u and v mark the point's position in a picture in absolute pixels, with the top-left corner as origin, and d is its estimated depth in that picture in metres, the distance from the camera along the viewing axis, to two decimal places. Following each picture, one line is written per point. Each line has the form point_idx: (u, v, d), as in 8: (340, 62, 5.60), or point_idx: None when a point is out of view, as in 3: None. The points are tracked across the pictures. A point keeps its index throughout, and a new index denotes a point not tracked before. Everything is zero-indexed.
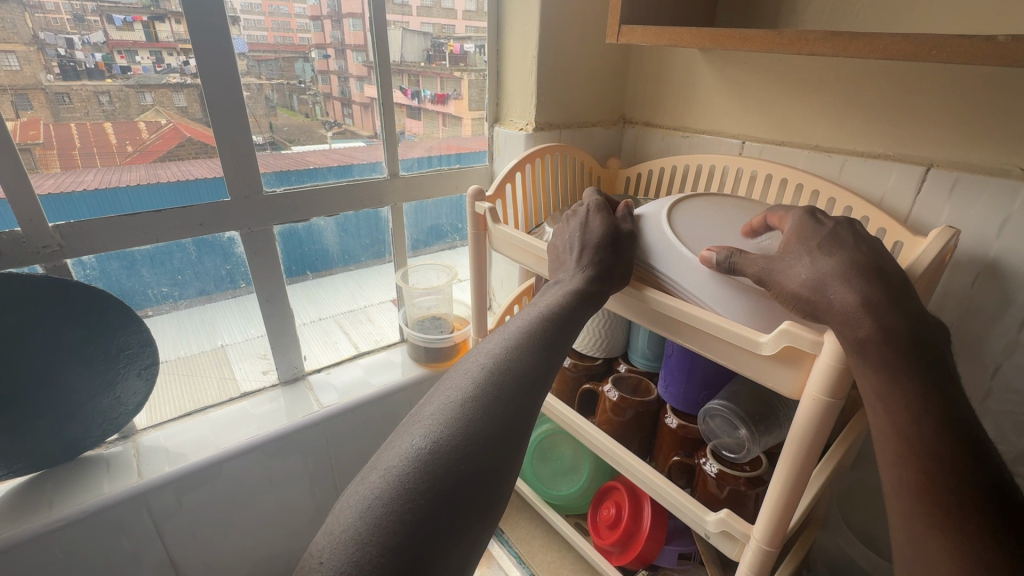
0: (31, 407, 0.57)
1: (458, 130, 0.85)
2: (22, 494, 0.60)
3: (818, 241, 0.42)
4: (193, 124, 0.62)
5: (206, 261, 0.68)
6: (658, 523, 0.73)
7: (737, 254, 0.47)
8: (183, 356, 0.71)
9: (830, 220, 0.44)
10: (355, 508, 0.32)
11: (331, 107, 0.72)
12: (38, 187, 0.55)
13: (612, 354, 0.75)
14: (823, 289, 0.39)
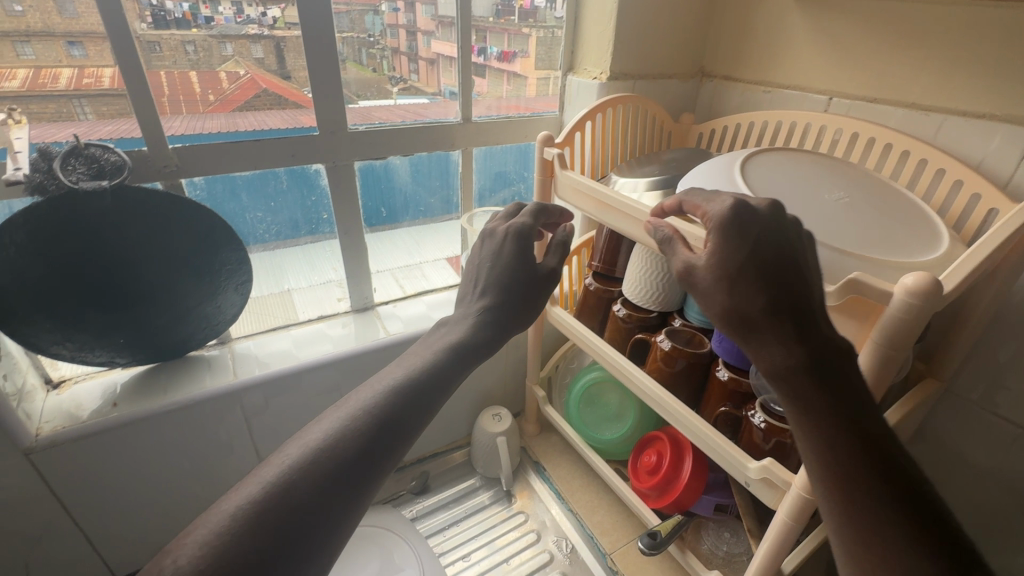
0: (152, 306, 0.66)
1: (523, 89, 0.86)
2: (143, 380, 0.71)
3: (725, 240, 0.39)
4: (269, 75, 0.67)
5: (295, 189, 0.74)
6: (697, 474, 0.75)
7: (678, 238, 0.48)
8: (257, 296, 0.80)
9: (756, 208, 0.40)
10: (206, 534, 0.30)
11: (398, 62, 0.75)
12: (167, 128, 0.63)
13: (667, 308, 0.76)
14: (730, 318, 0.39)
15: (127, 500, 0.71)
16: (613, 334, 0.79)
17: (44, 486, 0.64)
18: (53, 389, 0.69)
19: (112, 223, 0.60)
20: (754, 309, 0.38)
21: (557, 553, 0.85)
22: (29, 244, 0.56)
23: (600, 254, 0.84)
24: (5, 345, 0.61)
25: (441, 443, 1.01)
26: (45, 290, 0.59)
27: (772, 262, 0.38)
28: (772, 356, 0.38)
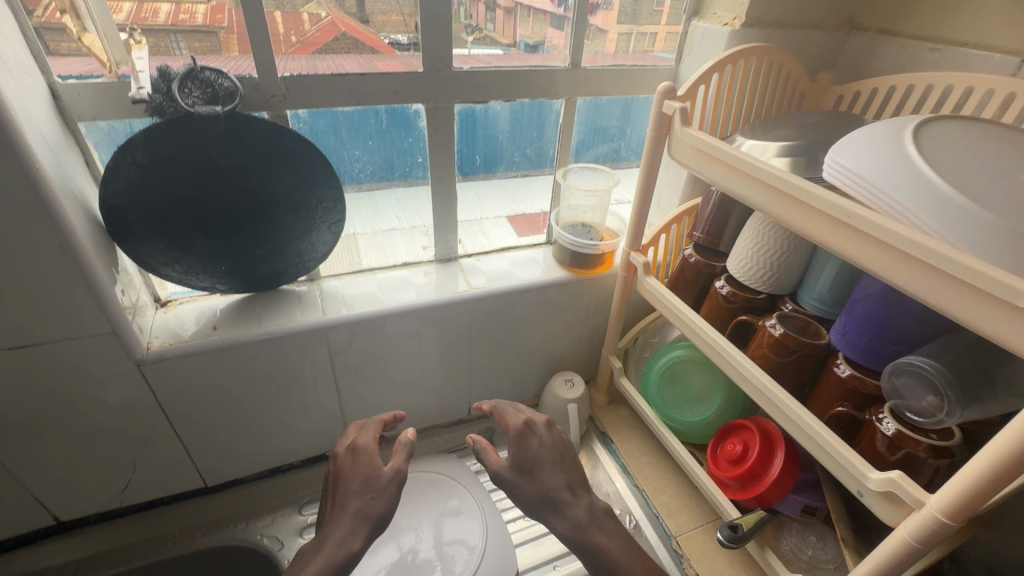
0: (252, 238, 0.67)
1: (601, 46, 0.77)
2: (241, 307, 0.74)
3: (553, 462, 0.62)
4: (349, 19, 0.63)
5: (393, 130, 0.72)
6: (787, 471, 0.70)
7: (483, 447, 0.63)
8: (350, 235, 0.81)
9: (538, 429, 0.65)
10: None
11: (475, 10, 0.68)
12: (281, 68, 0.62)
13: (778, 291, 0.70)
14: (582, 526, 0.57)
15: (221, 419, 0.75)
16: (713, 312, 0.73)
17: (151, 398, 0.68)
18: (161, 307, 0.72)
19: (221, 150, 0.60)
20: (547, 485, 0.60)
21: (619, 526, 0.84)
22: (148, 164, 0.58)
23: (704, 225, 0.77)
24: (122, 262, 0.65)
25: (508, 401, 1.00)
26: (159, 212, 0.61)
27: (550, 446, 0.64)
28: (574, 513, 0.58)
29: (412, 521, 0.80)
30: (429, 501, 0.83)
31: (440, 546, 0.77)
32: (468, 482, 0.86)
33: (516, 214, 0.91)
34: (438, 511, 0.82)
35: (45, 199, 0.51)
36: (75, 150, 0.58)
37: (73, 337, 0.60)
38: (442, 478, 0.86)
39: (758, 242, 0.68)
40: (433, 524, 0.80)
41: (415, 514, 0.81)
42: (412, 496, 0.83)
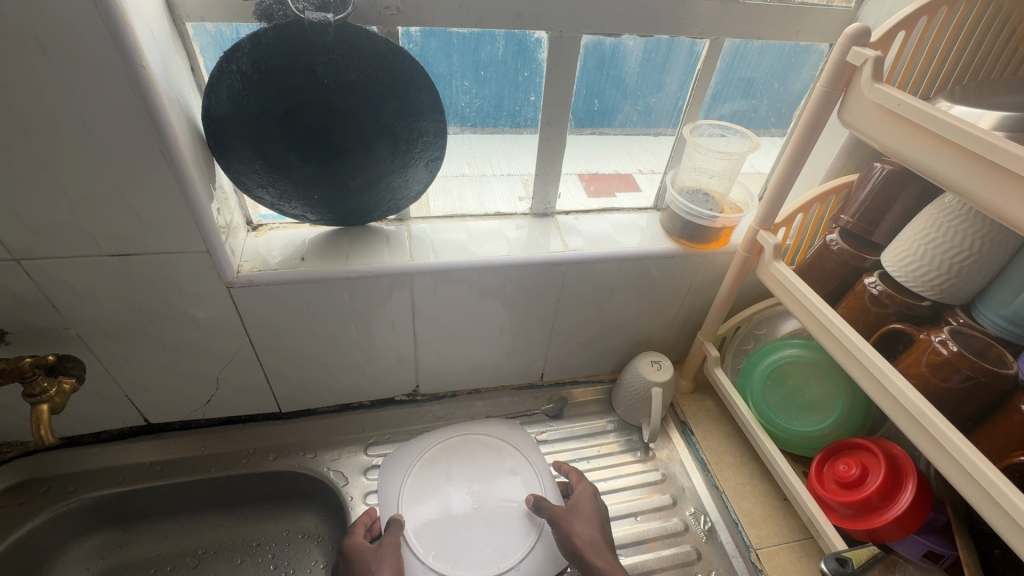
0: (347, 168, 0.62)
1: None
2: (328, 240, 0.71)
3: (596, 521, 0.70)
4: None
5: (510, 61, 0.65)
6: (915, 511, 0.60)
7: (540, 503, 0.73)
8: (445, 176, 0.75)
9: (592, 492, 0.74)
10: None
11: None
12: None
13: (947, 300, 0.57)
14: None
15: (301, 349, 0.74)
16: (853, 311, 0.62)
17: (238, 321, 0.68)
18: (252, 230, 0.71)
19: (326, 65, 0.55)
20: (585, 539, 0.67)
21: (692, 526, 0.77)
22: (252, 75, 0.54)
23: (857, 208, 0.64)
24: (219, 180, 0.62)
25: (583, 373, 0.94)
26: (259, 129, 0.57)
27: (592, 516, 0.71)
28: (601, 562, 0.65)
29: (471, 483, 0.77)
30: (489, 464, 0.80)
31: (498, 512, 0.75)
32: (529, 451, 0.81)
33: (588, 172, 0.80)
34: (499, 474, 0.79)
35: (151, 102, 0.47)
36: (181, 52, 0.54)
37: (169, 251, 0.59)
38: (502, 441, 0.82)
39: (936, 237, 0.55)
40: (493, 489, 0.77)
41: (474, 476, 0.78)
42: (472, 455, 0.81)
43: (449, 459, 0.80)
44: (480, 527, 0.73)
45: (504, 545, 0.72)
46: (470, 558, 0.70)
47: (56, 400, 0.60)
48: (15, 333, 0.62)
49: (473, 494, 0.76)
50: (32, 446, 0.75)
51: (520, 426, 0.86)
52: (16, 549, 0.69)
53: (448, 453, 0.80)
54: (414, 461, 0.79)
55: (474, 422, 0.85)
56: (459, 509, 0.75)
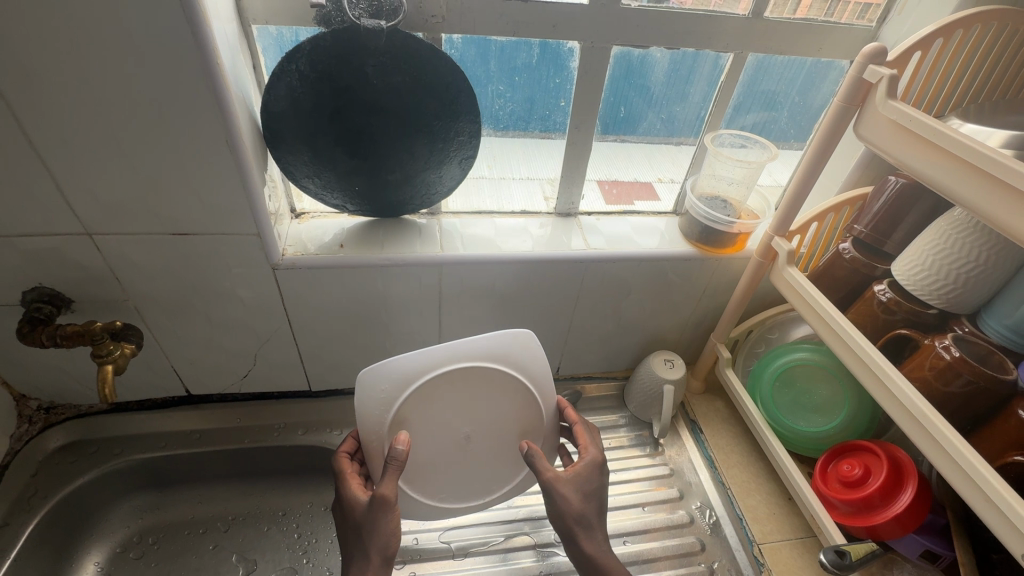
0: (387, 162, 0.67)
1: (732, 7, 0.67)
2: (366, 230, 0.75)
3: (595, 496, 0.64)
4: None
5: (543, 68, 0.69)
6: (914, 511, 0.63)
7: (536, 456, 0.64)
8: (476, 174, 0.80)
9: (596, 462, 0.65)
10: None
11: None
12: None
13: (953, 309, 0.60)
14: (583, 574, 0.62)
15: (334, 331, 0.79)
16: (862, 318, 0.65)
17: (278, 300, 0.73)
18: (296, 218, 0.76)
19: (375, 67, 0.60)
20: (577, 515, 0.62)
21: (697, 519, 0.80)
22: (309, 74, 0.59)
23: (870, 218, 0.67)
24: (270, 170, 0.68)
25: (597, 369, 0.97)
26: (311, 124, 0.62)
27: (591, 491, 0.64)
28: (591, 544, 0.62)
29: (467, 421, 0.67)
30: (490, 401, 0.66)
31: (492, 450, 0.69)
32: (543, 393, 0.67)
33: (607, 179, 0.84)
34: (500, 414, 0.67)
35: (221, 95, 0.53)
36: (246, 52, 0.60)
37: (224, 232, 0.64)
38: (512, 377, 0.66)
39: (945, 249, 0.58)
40: (491, 430, 0.68)
41: (472, 416, 0.66)
42: (473, 389, 0.65)
43: (447, 393, 0.64)
44: (470, 464, 0.69)
45: (490, 480, 0.71)
46: (456, 490, 0.70)
47: (121, 360, 0.66)
48: (81, 302, 0.67)
49: (467, 433, 0.67)
50: (83, 410, 0.81)
51: (538, 354, 0.66)
52: (67, 502, 0.75)
53: (446, 387, 0.63)
54: (400, 392, 0.62)
55: (481, 340, 0.63)
56: (449, 449, 0.67)
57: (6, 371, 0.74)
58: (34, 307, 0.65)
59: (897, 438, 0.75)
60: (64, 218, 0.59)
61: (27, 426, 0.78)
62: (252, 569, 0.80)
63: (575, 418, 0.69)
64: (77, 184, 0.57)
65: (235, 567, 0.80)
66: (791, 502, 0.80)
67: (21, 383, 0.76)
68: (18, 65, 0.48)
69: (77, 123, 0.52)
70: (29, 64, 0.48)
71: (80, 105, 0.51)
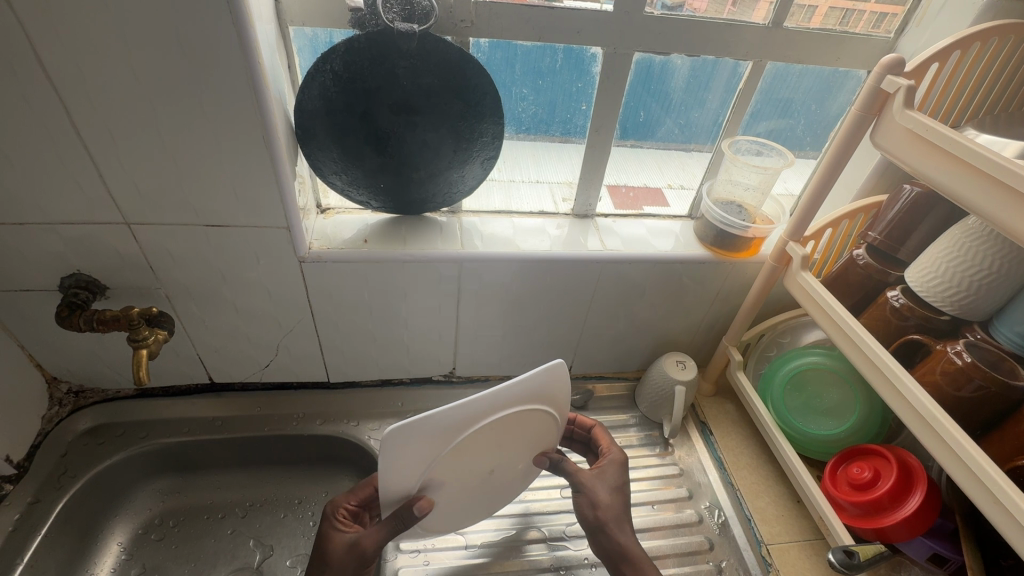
0: (413, 161, 0.69)
1: (751, 15, 0.69)
2: (389, 226, 0.78)
3: (621, 492, 0.68)
4: None
5: (566, 72, 0.71)
6: (924, 515, 0.64)
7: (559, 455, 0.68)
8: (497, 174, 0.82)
9: (616, 461, 0.70)
10: None
11: None
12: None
13: (965, 315, 0.61)
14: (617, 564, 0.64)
15: (354, 324, 0.81)
16: (875, 323, 0.66)
17: (303, 292, 0.75)
18: (321, 213, 0.78)
19: (406, 68, 0.62)
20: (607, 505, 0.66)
21: (706, 518, 0.81)
22: (343, 74, 0.61)
23: (884, 225, 0.68)
24: (299, 166, 0.70)
25: (609, 369, 0.99)
26: (341, 122, 0.64)
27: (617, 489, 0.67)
28: (623, 536, 0.65)
29: (491, 459, 0.63)
30: (518, 436, 0.63)
31: (509, 471, 0.68)
32: (561, 415, 0.67)
33: (614, 184, 0.85)
34: (523, 445, 0.65)
35: (261, 92, 0.55)
36: (282, 52, 0.63)
37: (255, 224, 0.66)
38: (543, 411, 0.62)
39: (958, 256, 0.59)
40: (512, 458, 0.66)
41: (500, 454, 0.64)
42: (504, 432, 0.61)
43: (480, 440, 0.59)
44: (484, 488, 0.68)
45: (499, 496, 0.72)
46: (467, 513, 0.70)
47: (154, 346, 0.69)
48: (115, 289, 0.70)
49: (488, 468, 0.64)
50: (110, 394, 0.84)
51: (568, 388, 0.64)
52: (94, 483, 0.78)
53: (482, 435, 0.58)
54: (429, 455, 0.55)
55: (522, 385, 0.57)
56: (472, 484, 0.64)
57: (39, 353, 0.77)
58: (71, 292, 0.68)
59: (907, 443, 0.76)
60: (105, 206, 0.62)
61: (58, 408, 0.81)
62: (269, 554, 0.82)
63: (589, 424, 0.76)
64: (120, 175, 0.59)
65: (252, 551, 0.82)
66: (801, 505, 0.81)
67: (53, 366, 0.79)
68: (73, 60, 0.51)
69: (124, 116, 0.55)
70: (83, 60, 0.51)
71: (126, 99, 0.54)
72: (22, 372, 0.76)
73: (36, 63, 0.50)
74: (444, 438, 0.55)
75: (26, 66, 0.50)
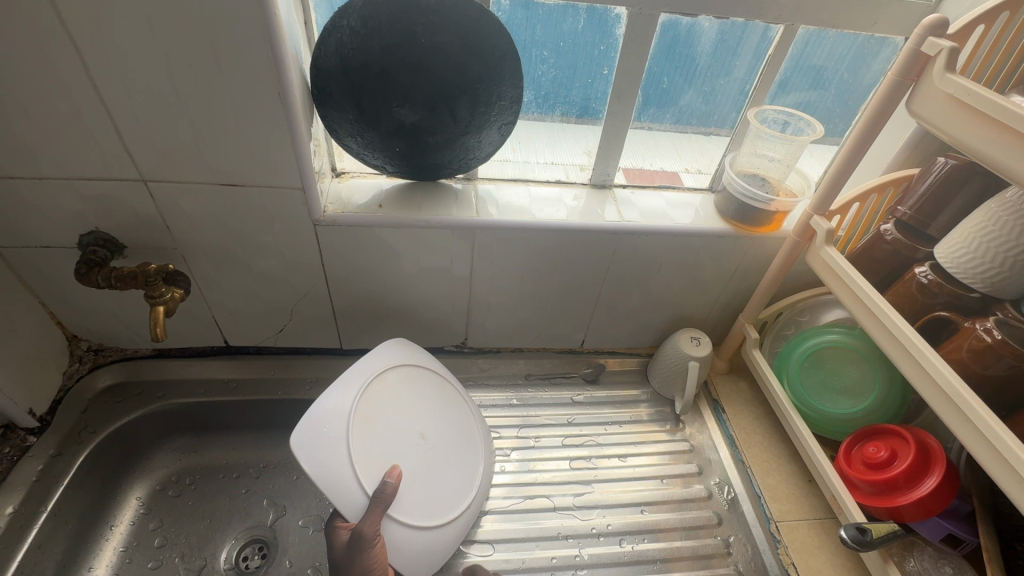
0: (429, 124, 0.68)
1: None
2: (404, 191, 0.77)
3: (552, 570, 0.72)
4: None
5: (588, 33, 0.70)
6: (941, 497, 0.62)
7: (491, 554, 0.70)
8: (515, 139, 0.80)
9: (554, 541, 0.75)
10: None
11: None
12: None
13: (996, 293, 0.58)
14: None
15: (368, 291, 0.81)
16: (901, 300, 0.64)
17: (317, 256, 0.75)
18: (336, 177, 0.78)
19: (425, 26, 0.61)
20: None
21: (715, 494, 0.81)
22: (360, 30, 0.60)
23: (915, 200, 0.66)
24: (314, 127, 0.69)
25: (622, 344, 0.98)
26: (357, 81, 0.63)
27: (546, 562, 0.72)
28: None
29: (412, 424, 0.68)
30: (418, 396, 0.71)
31: (449, 434, 0.72)
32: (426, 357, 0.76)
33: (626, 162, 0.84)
34: (432, 403, 0.72)
35: (278, 48, 0.54)
36: (300, 8, 0.62)
37: (270, 185, 0.66)
38: (421, 370, 0.74)
39: (993, 231, 0.57)
40: (434, 420, 0.71)
41: (415, 418, 0.69)
42: (400, 393, 0.69)
43: (382, 411, 0.66)
44: (441, 464, 0.69)
45: (467, 467, 0.72)
46: (448, 496, 0.69)
47: (171, 304, 0.69)
48: (132, 247, 0.71)
49: (418, 433, 0.68)
50: (128, 353, 0.85)
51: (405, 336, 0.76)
52: (113, 439, 0.80)
53: (377, 406, 0.66)
54: (342, 434, 0.61)
55: (377, 355, 0.70)
56: (420, 461, 0.67)
57: (60, 311, 0.78)
58: (90, 250, 0.68)
59: (926, 424, 0.74)
60: (122, 163, 0.62)
61: (78, 365, 0.83)
62: (281, 514, 0.84)
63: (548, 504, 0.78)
64: (137, 130, 0.59)
65: (265, 510, 0.84)
66: (812, 484, 0.81)
67: (73, 324, 0.80)
68: (89, 9, 0.50)
69: (139, 69, 0.54)
70: (99, 9, 0.50)
71: (141, 52, 0.53)
72: (44, 329, 0.77)
73: (52, 12, 0.50)
74: (344, 414, 0.63)
75: (42, 14, 0.50)
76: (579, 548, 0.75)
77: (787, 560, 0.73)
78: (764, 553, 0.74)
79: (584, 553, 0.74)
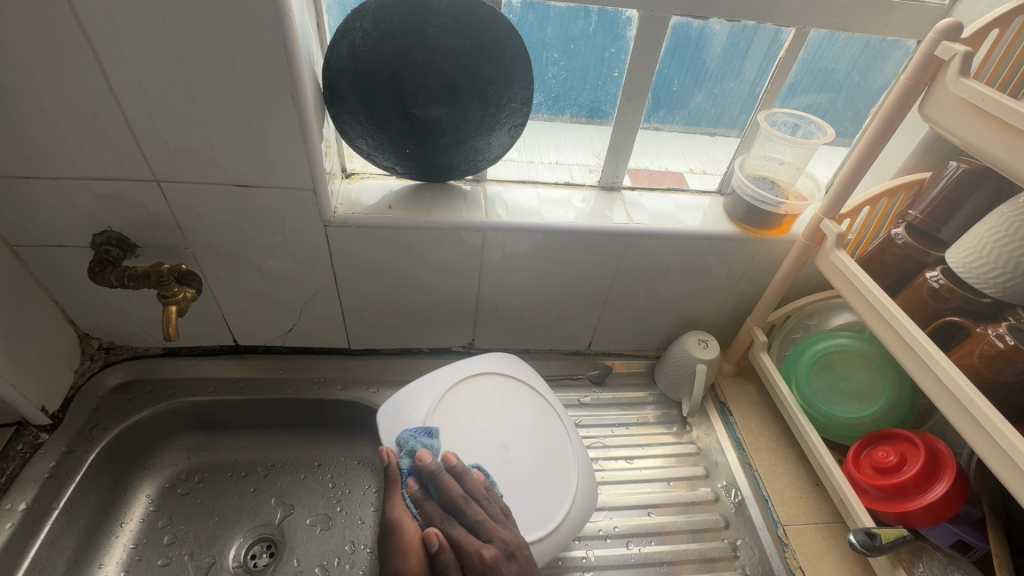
0: (439, 126, 0.68)
1: None
2: (413, 193, 0.77)
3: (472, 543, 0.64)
4: None
5: (599, 36, 0.70)
6: (951, 502, 0.62)
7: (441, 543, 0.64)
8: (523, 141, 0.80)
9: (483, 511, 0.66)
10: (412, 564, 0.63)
11: None
12: None
13: (1009, 298, 0.58)
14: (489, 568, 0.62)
15: (376, 292, 0.81)
16: (911, 304, 0.64)
17: (327, 256, 0.75)
18: (346, 178, 0.78)
19: (436, 27, 0.61)
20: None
21: (722, 497, 0.81)
22: (372, 32, 0.61)
23: (926, 204, 0.65)
24: (325, 129, 0.70)
25: (629, 346, 0.98)
26: (369, 83, 0.63)
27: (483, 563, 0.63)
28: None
29: (495, 430, 0.74)
30: (506, 407, 0.76)
31: (534, 457, 0.73)
32: (529, 380, 0.79)
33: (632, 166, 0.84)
34: (521, 416, 0.75)
35: (291, 50, 0.55)
36: (312, 10, 0.62)
37: (281, 186, 0.66)
38: (514, 380, 0.79)
39: (1005, 236, 0.56)
40: (518, 431, 0.74)
41: (499, 422, 0.74)
42: (495, 395, 0.76)
43: (468, 406, 0.74)
44: (521, 471, 0.72)
45: (554, 497, 0.71)
46: (523, 513, 0.69)
47: (183, 303, 0.70)
48: (144, 247, 0.71)
49: (500, 442, 0.73)
50: (139, 352, 0.86)
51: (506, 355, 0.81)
52: (124, 437, 0.80)
53: (463, 400, 0.74)
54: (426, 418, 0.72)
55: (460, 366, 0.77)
56: (497, 465, 0.71)
57: (72, 309, 0.79)
58: (103, 249, 0.68)
59: (935, 429, 0.74)
60: (136, 163, 0.62)
61: (89, 362, 0.83)
62: (289, 512, 0.84)
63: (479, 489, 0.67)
64: (151, 132, 0.60)
65: (273, 509, 0.84)
66: (820, 488, 0.80)
67: (85, 322, 0.81)
68: (107, 12, 0.50)
69: (155, 71, 0.55)
70: (117, 12, 0.51)
71: (157, 54, 0.54)
72: (56, 327, 0.78)
73: (71, 15, 0.50)
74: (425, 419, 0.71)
75: (61, 17, 0.50)
76: (587, 550, 0.74)
77: (794, 564, 0.73)
78: (772, 556, 0.74)
79: (591, 555, 0.74)
